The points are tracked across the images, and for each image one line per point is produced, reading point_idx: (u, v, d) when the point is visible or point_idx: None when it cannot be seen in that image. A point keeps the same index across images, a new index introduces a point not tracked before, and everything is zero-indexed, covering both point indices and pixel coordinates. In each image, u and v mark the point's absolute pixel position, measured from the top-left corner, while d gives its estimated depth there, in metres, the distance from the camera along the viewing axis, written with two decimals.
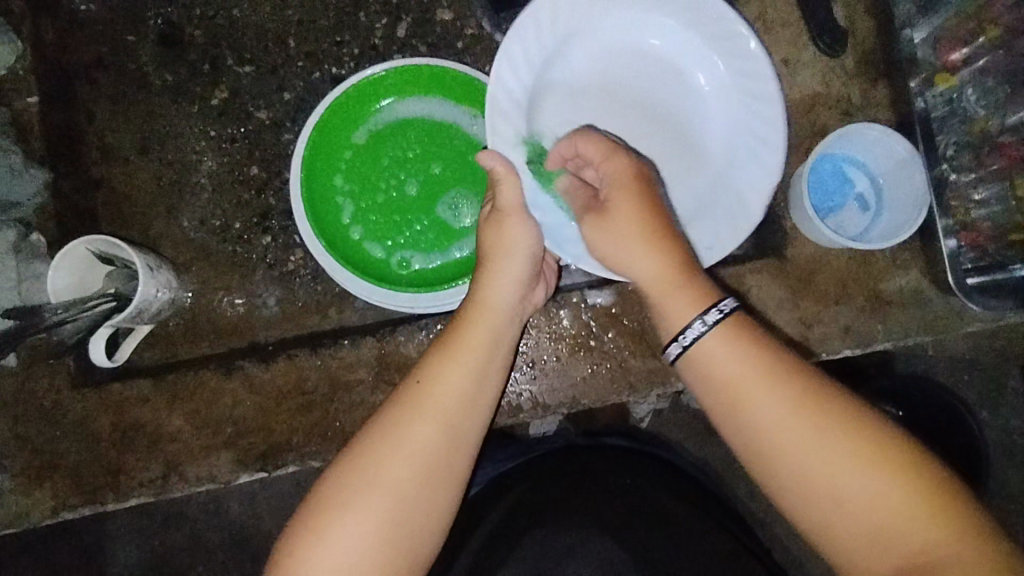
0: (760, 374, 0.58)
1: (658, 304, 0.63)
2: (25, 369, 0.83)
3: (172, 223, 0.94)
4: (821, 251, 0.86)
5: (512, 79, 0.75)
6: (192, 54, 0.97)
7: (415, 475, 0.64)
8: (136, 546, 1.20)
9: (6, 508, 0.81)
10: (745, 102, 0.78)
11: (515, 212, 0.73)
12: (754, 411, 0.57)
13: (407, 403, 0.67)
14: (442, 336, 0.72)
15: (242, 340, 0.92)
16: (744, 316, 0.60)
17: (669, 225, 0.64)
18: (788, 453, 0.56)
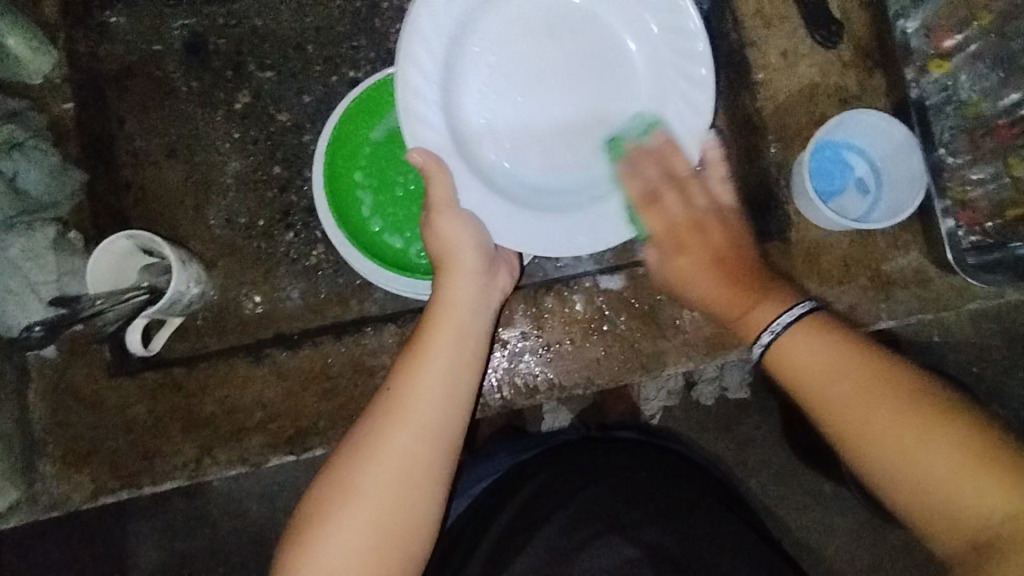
0: (840, 358, 0.62)
1: (737, 323, 0.71)
2: (65, 361, 0.87)
3: (199, 222, 0.99)
4: (823, 234, 0.89)
5: (426, 58, 0.76)
6: (216, 61, 1.02)
7: (392, 473, 0.68)
8: (156, 546, 1.24)
9: (48, 493, 0.85)
10: (666, 55, 0.80)
11: (445, 212, 0.77)
12: (820, 393, 0.62)
13: (384, 409, 0.71)
14: (413, 341, 0.76)
15: (268, 332, 0.97)
16: (820, 315, 0.66)
17: (742, 270, 0.73)
18: (865, 429, 0.59)
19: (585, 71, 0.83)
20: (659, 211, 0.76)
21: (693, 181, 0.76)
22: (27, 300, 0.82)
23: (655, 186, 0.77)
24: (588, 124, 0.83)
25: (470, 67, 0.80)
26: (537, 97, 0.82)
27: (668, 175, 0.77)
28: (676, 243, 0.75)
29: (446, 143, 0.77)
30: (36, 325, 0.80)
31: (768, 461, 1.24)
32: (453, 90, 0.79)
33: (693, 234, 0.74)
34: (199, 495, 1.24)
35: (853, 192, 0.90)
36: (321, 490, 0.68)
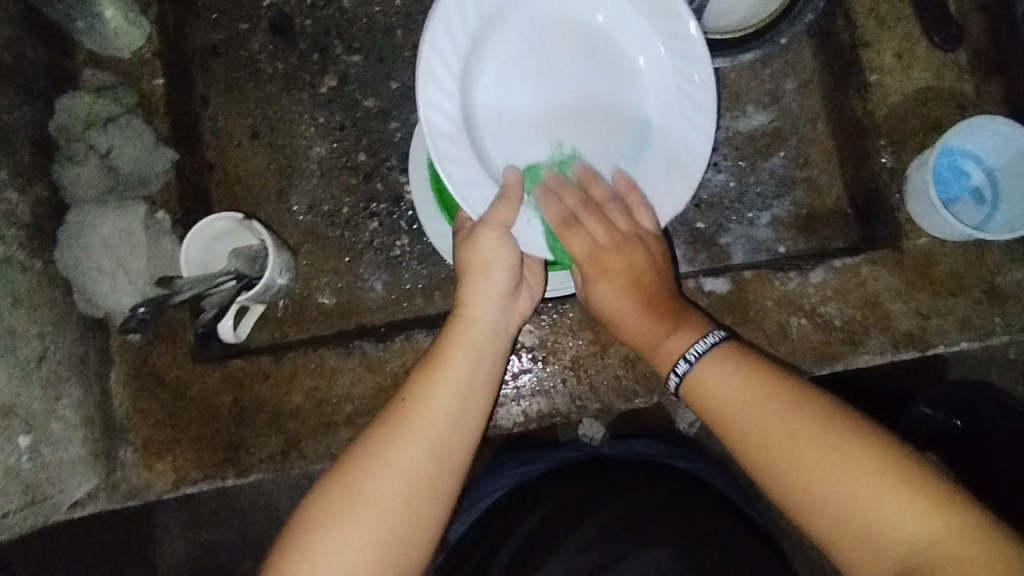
0: (753, 383, 0.61)
1: (651, 353, 0.69)
2: (147, 344, 0.84)
3: (282, 207, 0.96)
4: (936, 243, 0.86)
5: (445, 37, 0.68)
6: (301, 43, 0.99)
7: (398, 493, 0.62)
8: (187, 539, 1.20)
9: (127, 482, 0.82)
10: (683, 90, 0.74)
11: (494, 228, 0.70)
12: (740, 426, 0.60)
13: (394, 427, 0.65)
14: (428, 357, 0.70)
15: (348, 323, 0.94)
16: (731, 345, 0.65)
17: (654, 295, 0.71)
18: (759, 447, 0.58)
19: (604, 93, 0.75)
20: (585, 234, 0.71)
21: (615, 207, 0.72)
22: (117, 276, 0.80)
23: (574, 212, 0.71)
24: (594, 140, 0.74)
25: (488, 77, 0.72)
26: (555, 95, 0.74)
27: (587, 201, 0.71)
28: (600, 268, 0.71)
29: (447, 130, 0.69)
30: (142, 306, 0.76)
31: None
32: (470, 101, 0.71)
33: (617, 261, 0.70)
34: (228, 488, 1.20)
35: (967, 201, 0.87)
36: (312, 509, 0.61)
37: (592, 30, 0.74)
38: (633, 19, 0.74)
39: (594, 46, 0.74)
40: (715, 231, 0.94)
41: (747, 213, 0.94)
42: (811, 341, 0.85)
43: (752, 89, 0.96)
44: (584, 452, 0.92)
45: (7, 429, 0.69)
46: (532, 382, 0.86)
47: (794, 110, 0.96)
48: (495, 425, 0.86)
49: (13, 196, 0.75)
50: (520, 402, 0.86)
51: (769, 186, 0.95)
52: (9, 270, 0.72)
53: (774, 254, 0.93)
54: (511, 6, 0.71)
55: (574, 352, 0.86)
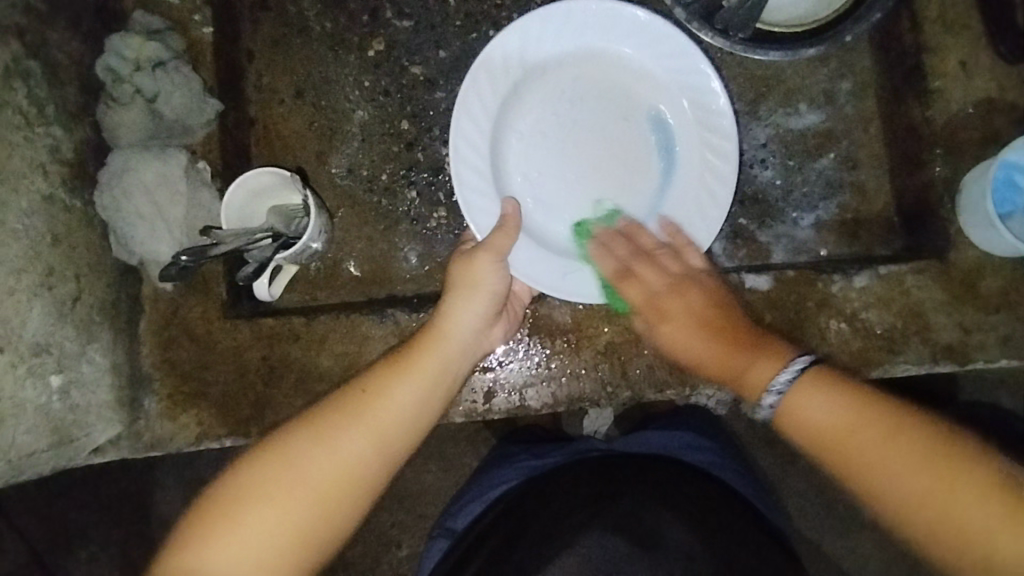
0: (856, 409, 0.55)
1: (735, 383, 0.63)
2: (179, 296, 0.83)
3: (321, 169, 0.93)
4: (983, 258, 0.85)
5: (485, 81, 0.79)
6: (350, 3, 0.94)
7: (317, 492, 0.58)
8: (184, 500, 1.17)
9: (151, 432, 0.82)
10: (700, 134, 0.81)
11: (489, 250, 0.74)
12: (840, 453, 0.54)
13: (340, 418, 0.61)
14: (394, 359, 0.68)
15: (379, 292, 0.91)
16: (818, 368, 0.58)
17: (728, 325, 0.66)
18: (866, 475, 0.53)
19: (624, 133, 0.82)
20: (641, 283, 0.71)
21: (665, 253, 0.74)
22: (156, 225, 0.79)
23: (628, 263, 0.74)
24: (616, 181, 0.82)
25: (522, 115, 0.82)
26: (581, 135, 0.82)
27: (636, 251, 0.75)
28: (659, 313, 0.69)
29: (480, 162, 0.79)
30: (182, 255, 0.76)
31: (833, 494, 1.17)
32: (503, 136, 0.81)
33: (677, 302, 0.68)
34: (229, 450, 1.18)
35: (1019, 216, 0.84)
36: (233, 485, 0.58)
37: (618, 81, 0.82)
38: (661, 72, 0.81)
39: (619, 97, 0.82)
40: (757, 228, 0.92)
41: (790, 213, 0.92)
42: (849, 347, 0.84)
43: (809, 86, 0.93)
44: (594, 447, 0.89)
45: (41, 367, 0.68)
46: (563, 365, 0.85)
47: (848, 112, 0.93)
48: (522, 406, 0.85)
49: (57, 132, 0.74)
50: (550, 384, 0.85)
51: (817, 187, 0.93)
52: (51, 207, 0.71)
53: (815, 256, 0.92)
54: (546, 57, 0.81)
55: (609, 338, 0.85)
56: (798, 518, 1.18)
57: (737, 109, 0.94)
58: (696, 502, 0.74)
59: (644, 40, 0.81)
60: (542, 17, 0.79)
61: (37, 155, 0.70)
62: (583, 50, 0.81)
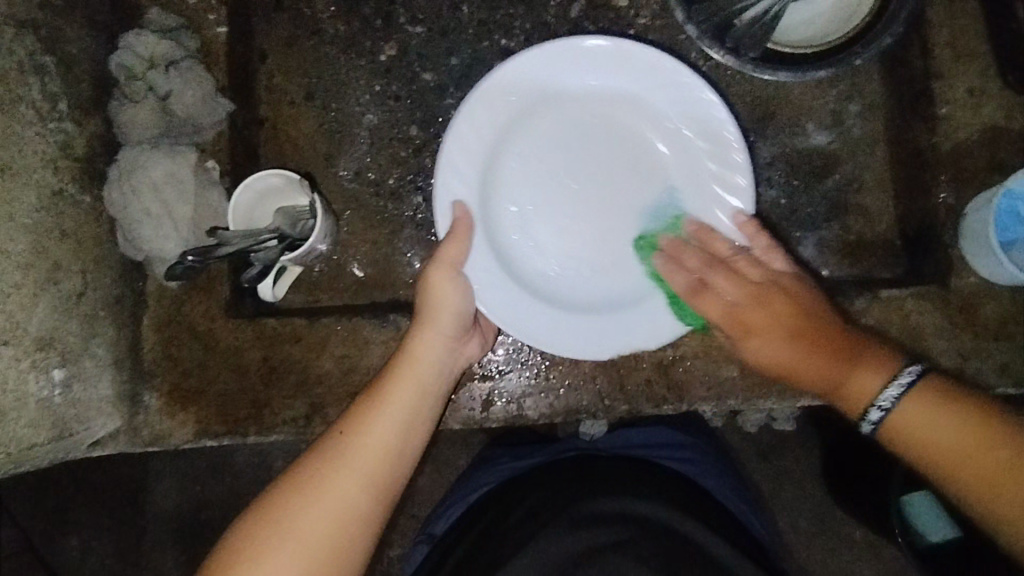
0: (964, 425, 0.57)
1: (834, 394, 0.65)
2: (183, 294, 0.83)
3: (329, 171, 0.93)
4: (984, 286, 0.85)
5: (467, 133, 0.75)
6: (364, 7, 0.94)
7: (323, 530, 0.61)
8: (176, 494, 1.17)
9: (149, 428, 0.82)
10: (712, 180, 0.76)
11: (445, 267, 0.73)
12: (948, 468, 0.57)
13: (328, 454, 0.64)
14: (367, 394, 0.69)
15: (382, 296, 0.91)
16: (930, 382, 0.60)
17: (833, 341, 0.65)
18: (994, 492, 0.55)
19: (629, 177, 0.78)
20: (714, 296, 0.71)
21: (740, 260, 0.72)
22: (163, 221, 0.79)
23: (701, 273, 0.72)
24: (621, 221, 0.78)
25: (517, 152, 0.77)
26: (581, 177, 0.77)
27: (708, 260, 0.73)
28: (745, 326, 0.69)
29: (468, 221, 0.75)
30: (189, 255, 0.77)
31: (825, 512, 1.17)
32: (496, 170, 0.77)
33: (761, 313, 0.68)
34: (223, 447, 1.17)
35: None
36: (240, 535, 0.61)
37: (626, 125, 0.78)
38: (671, 110, 0.77)
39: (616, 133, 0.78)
40: None
41: (793, 233, 0.93)
42: None
43: (817, 107, 0.94)
44: (576, 446, 0.88)
45: (45, 361, 0.68)
46: (561, 376, 0.86)
47: (855, 133, 0.93)
48: (520, 415, 0.86)
49: (69, 128, 0.75)
50: (548, 394, 0.86)
51: (822, 208, 0.93)
52: (60, 201, 0.72)
53: (817, 276, 0.92)
54: (532, 101, 0.76)
55: (609, 351, 0.86)
56: (790, 535, 1.18)
57: (744, 127, 0.94)
58: (665, 502, 0.73)
59: (651, 77, 0.76)
60: (521, 61, 0.74)
61: (49, 150, 0.71)
62: (586, 80, 0.76)
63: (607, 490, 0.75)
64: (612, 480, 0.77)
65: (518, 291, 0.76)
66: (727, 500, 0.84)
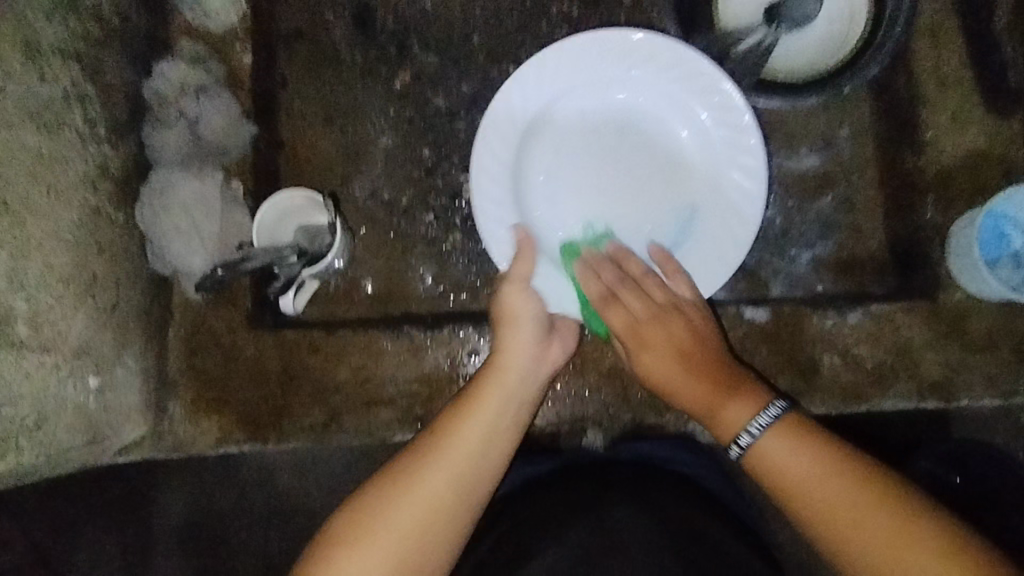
0: (814, 467, 0.64)
1: (711, 420, 0.71)
2: (207, 306, 0.88)
3: (345, 190, 0.97)
4: (970, 301, 0.89)
5: (494, 140, 0.81)
6: (380, 37, 1.00)
7: (413, 520, 0.64)
8: (187, 505, 1.20)
9: (173, 435, 0.86)
10: (728, 156, 0.82)
11: (516, 280, 0.77)
12: (795, 496, 0.65)
13: (423, 451, 0.68)
14: (457, 400, 0.73)
15: (395, 310, 0.95)
16: (792, 422, 0.67)
17: (732, 376, 0.73)
18: (821, 519, 0.63)
19: (647, 162, 0.83)
20: (625, 310, 0.76)
21: (653, 283, 0.77)
22: (192, 238, 0.84)
23: (612, 287, 0.77)
24: (652, 205, 0.83)
25: (541, 147, 0.83)
26: (606, 168, 0.83)
27: (625, 277, 0.78)
28: (641, 340, 0.75)
29: (504, 217, 0.81)
30: (218, 269, 0.81)
31: None
32: (524, 167, 0.83)
33: (655, 330, 0.75)
34: (234, 458, 1.20)
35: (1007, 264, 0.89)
36: (336, 525, 0.65)
37: (641, 115, 0.83)
38: (682, 92, 0.82)
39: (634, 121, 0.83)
40: (757, 264, 0.96)
41: (789, 249, 0.96)
42: (841, 380, 0.89)
43: (809, 131, 0.98)
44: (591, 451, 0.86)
45: (81, 368, 0.72)
46: (568, 387, 0.90)
47: (846, 156, 0.98)
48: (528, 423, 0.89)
49: (107, 150, 0.80)
50: (555, 403, 0.89)
51: (815, 226, 0.97)
52: (98, 218, 0.77)
53: (811, 291, 0.96)
54: (551, 99, 0.82)
55: (613, 362, 0.90)
56: None
57: None
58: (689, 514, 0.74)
59: (659, 65, 0.81)
60: (533, 64, 0.80)
61: (88, 170, 0.76)
62: (599, 74, 0.82)
63: (644, 518, 0.72)
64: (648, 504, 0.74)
65: (560, 279, 0.80)
66: (735, 508, 0.83)
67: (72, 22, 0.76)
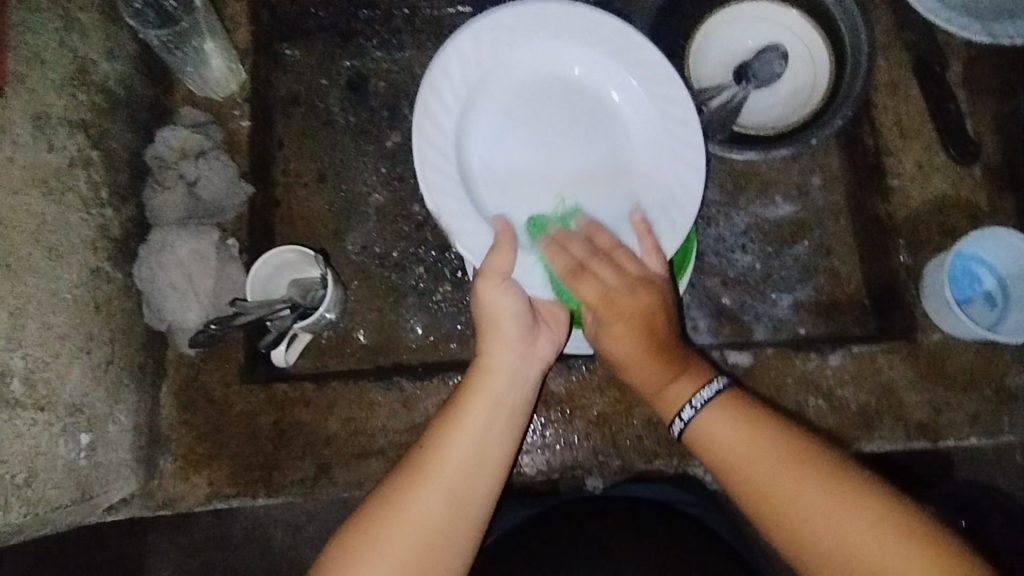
0: (742, 431, 0.65)
1: (656, 397, 0.72)
2: (200, 361, 0.89)
3: (338, 245, 1.01)
4: (948, 340, 0.91)
5: (436, 108, 0.78)
6: (372, 101, 1.05)
7: (418, 541, 0.64)
8: (175, 565, 1.18)
9: (163, 491, 0.85)
10: (669, 138, 0.81)
11: (494, 278, 0.73)
12: (729, 462, 0.65)
13: (417, 469, 0.67)
14: (448, 408, 0.72)
15: (386, 360, 0.97)
16: (726, 390, 0.69)
17: (665, 347, 0.72)
18: (755, 483, 0.63)
19: (589, 140, 0.82)
20: (595, 283, 0.73)
21: (621, 256, 0.74)
22: (186, 295, 0.87)
23: (582, 261, 0.74)
24: (594, 179, 0.82)
25: (484, 120, 0.81)
26: (548, 144, 0.82)
27: (594, 250, 0.74)
28: (613, 315, 0.72)
29: (450, 186, 0.77)
30: (212, 323, 0.83)
31: None
32: (468, 138, 0.80)
33: (629, 303, 0.71)
34: (226, 515, 1.19)
35: (979, 304, 0.92)
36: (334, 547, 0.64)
37: (586, 90, 0.82)
38: (626, 69, 0.81)
39: (575, 95, 0.82)
40: (740, 308, 0.99)
41: (770, 293, 0.99)
42: (828, 422, 0.90)
43: (782, 180, 1.03)
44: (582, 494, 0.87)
45: (74, 426, 0.74)
46: (558, 434, 0.90)
47: (819, 203, 1.03)
48: (518, 472, 0.89)
49: (108, 213, 0.84)
50: (545, 451, 0.90)
51: (793, 271, 1.00)
52: (96, 277, 0.80)
53: (793, 334, 0.98)
54: (485, 75, 0.80)
55: (600, 409, 0.91)
56: None
57: (718, 199, 1.03)
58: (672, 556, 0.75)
59: (603, 40, 0.80)
60: (462, 41, 0.78)
61: (89, 232, 0.79)
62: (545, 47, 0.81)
63: (628, 549, 0.77)
64: (631, 533, 0.78)
65: (511, 258, 0.78)
66: (733, 540, 0.84)
67: (80, 95, 0.81)
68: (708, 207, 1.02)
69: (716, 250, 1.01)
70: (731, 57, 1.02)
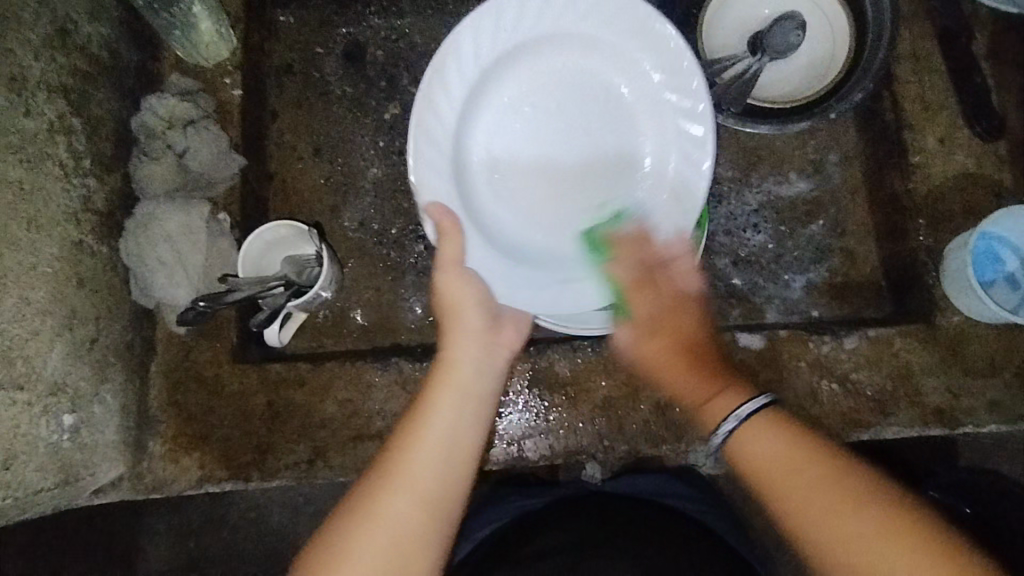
0: (789, 453, 0.59)
1: (699, 414, 0.65)
2: (191, 340, 0.86)
3: (335, 222, 0.97)
4: (966, 323, 0.88)
5: (452, 70, 0.74)
6: (370, 70, 1.00)
7: (388, 547, 0.60)
8: (168, 547, 1.15)
9: (152, 474, 0.82)
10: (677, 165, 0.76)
11: (451, 266, 0.71)
12: (778, 491, 0.59)
13: (380, 475, 0.63)
14: (413, 407, 0.68)
15: (384, 341, 0.93)
16: (772, 408, 0.62)
17: (710, 362, 0.66)
18: (802, 511, 0.57)
19: (597, 143, 0.78)
20: (647, 296, 0.69)
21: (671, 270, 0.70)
22: (175, 270, 0.83)
23: (642, 270, 0.70)
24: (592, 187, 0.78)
25: (498, 97, 0.77)
26: (555, 139, 0.77)
27: (653, 261, 0.71)
28: (655, 328, 0.68)
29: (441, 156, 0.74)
30: (200, 301, 0.79)
31: None
32: (475, 111, 0.76)
33: (675, 319, 0.68)
34: (221, 497, 1.16)
35: (1001, 286, 0.88)
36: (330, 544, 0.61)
37: (608, 88, 0.77)
38: (653, 76, 0.76)
39: (588, 83, 0.77)
40: (751, 289, 0.95)
41: (783, 274, 0.96)
42: (841, 407, 0.87)
43: (798, 157, 0.99)
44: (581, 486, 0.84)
45: (56, 406, 0.71)
46: (561, 418, 0.87)
47: (835, 181, 0.98)
48: (520, 457, 0.86)
49: (92, 183, 0.79)
50: (547, 436, 0.87)
51: (807, 251, 0.96)
52: (79, 251, 0.76)
53: (806, 317, 0.94)
54: (507, 49, 0.75)
55: (606, 392, 0.87)
56: None
57: (730, 176, 0.99)
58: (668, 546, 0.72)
59: (637, 43, 0.76)
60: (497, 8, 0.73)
61: (71, 203, 0.76)
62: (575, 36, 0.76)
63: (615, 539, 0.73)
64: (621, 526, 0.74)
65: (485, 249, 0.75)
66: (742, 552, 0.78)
67: (60, 58, 0.77)
68: (720, 184, 0.98)
69: (727, 229, 0.97)
70: (748, 26, 0.97)
